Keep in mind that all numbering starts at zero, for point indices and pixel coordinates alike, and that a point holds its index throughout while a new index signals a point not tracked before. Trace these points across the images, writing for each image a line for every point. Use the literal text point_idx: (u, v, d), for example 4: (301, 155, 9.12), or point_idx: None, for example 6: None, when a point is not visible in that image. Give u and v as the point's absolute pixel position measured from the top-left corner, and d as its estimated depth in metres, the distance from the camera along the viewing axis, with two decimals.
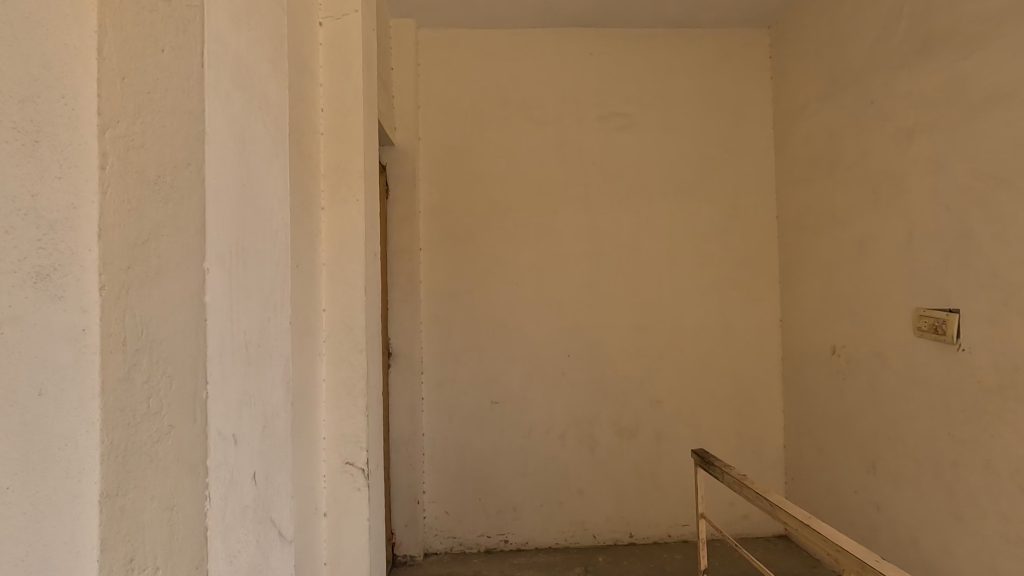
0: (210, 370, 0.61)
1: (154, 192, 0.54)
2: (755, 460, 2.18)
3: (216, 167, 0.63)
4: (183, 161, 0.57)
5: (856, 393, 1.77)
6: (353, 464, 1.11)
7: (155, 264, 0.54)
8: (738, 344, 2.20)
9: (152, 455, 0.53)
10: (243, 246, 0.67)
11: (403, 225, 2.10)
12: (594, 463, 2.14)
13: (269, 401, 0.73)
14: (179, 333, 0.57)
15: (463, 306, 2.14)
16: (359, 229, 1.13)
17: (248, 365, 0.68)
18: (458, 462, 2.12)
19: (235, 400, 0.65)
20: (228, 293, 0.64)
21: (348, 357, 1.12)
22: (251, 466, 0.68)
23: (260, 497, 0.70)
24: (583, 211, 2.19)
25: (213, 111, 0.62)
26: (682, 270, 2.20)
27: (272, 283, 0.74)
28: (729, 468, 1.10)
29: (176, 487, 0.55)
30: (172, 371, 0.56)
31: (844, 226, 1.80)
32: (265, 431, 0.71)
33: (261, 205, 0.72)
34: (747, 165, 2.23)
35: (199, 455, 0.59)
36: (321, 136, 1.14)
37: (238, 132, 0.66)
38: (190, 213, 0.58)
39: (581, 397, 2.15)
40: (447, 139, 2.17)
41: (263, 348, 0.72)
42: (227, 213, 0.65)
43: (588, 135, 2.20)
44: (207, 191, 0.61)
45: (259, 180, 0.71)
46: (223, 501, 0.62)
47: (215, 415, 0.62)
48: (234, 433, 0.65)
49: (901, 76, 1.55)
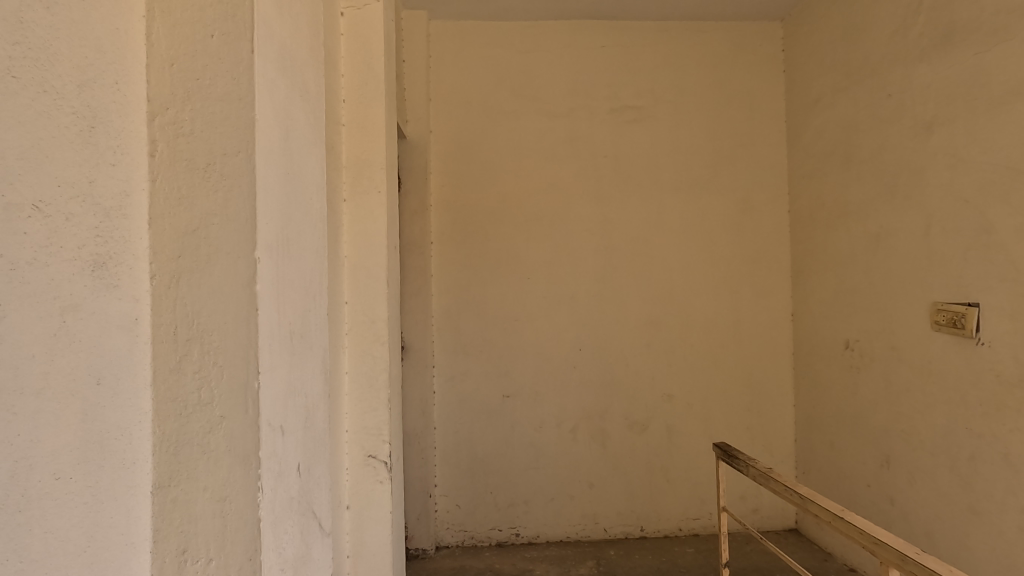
0: (262, 360, 0.60)
1: (202, 179, 0.54)
2: (766, 454, 2.18)
3: (266, 149, 0.62)
4: (232, 147, 0.56)
5: (870, 387, 1.77)
6: (376, 456, 1.11)
7: (205, 253, 0.54)
8: (749, 338, 2.20)
9: (204, 446, 0.54)
10: (287, 235, 0.67)
11: (414, 218, 2.09)
12: (605, 457, 2.14)
13: (308, 391, 0.72)
14: (230, 323, 0.56)
15: (474, 300, 2.14)
16: (381, 221, 1.13)
17: (292, 356, 0.68)
18: (469, 456, 2.12)
19: (283, 391, 0.65)
20: (275, 283, 0.64)
21: (369, 350, 1.12)
22: (293, 457, 0.68)
23: (303, 490, 0.70)
24: (594, 204, 2.18)
25: (263, 93, 0.61)
26: (693, 264, 2.19)
27: (308, 271, 0.73)
28: (753, 461, 1.10)
29: (229, 479, 0.55)
30: (223, 362, 0.55)
31: (859, 219, 1.80)
32: (307, 423, 0.72)
33: (299, 194, 0.71)
34: (759, 158, 2.22)
35: (253, 447, 0.58)
36: (344, 128, 1.13)
37: (283, 119, 0.66)
38: (242, 197, 0.57)
39: (592, 390, 2.15)
40: (458, 131, 2.16)
41: (305, 339, 0.72)
42: (271, 201, 0.63)
43: (600, 128, 2.19)
44: (258, 175, 0.59)
45: (295, 166, 0.70)
46: (273, 496, 0.62)
47: (267, 407, 0.61)
48: (281, 424, 0.65)
49: (919, 69, 1.54)
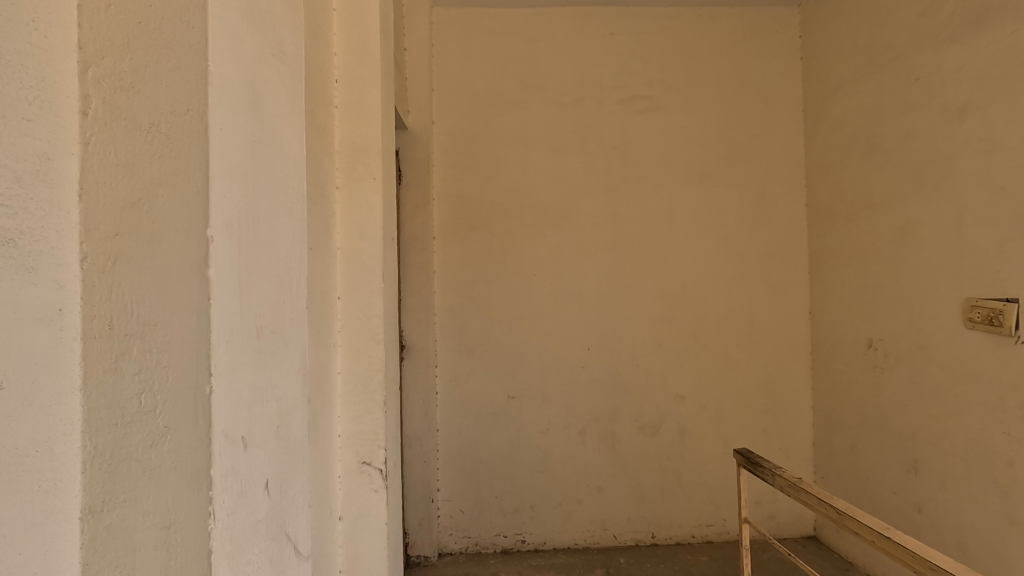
0: (216, 359, 0.54)
1: (148, 143, 0.48)
2: (783, 458, 2.09)
3: (223, 105, 0.55)
4: (184, 106, 0.51)
5: (895, 388, 1.67)
6: (370, 463, 1.03)
7: (147, 236, 0.47)
8: (765, 336, 2.11)
9: (145, 464, 0.46)
10: (254, 216, 0.60)
11: (416, 212, 2.00)
12: (614, 461, 2.06)
13: (283, 394, 0.65)
14: (177, 313, 0.50)
15: (479, 297, 2.06)
16: (377, 211, 1.05)
17: (261, 355, 0.61)
18: (473, 459, 2.04)
19: (248, 395, 0.58)
20: (238, 269, 0.57)
21: (363, 348, 1.04)
22: (262, 471, 0.61)
23: (274, 510, 0.62)
24: (603, 197, 2.10)
25: (220, 43, 0.55)
26: (707, 259, 2.11)
27: (280, 259, 0.65)
28: (780, 470, 1.02)
29: (176, 500, 0.49)
30: (168, 360, 0.49)
31: (884, 211, 1.71)
32: (280, 433, 0.64)
33: (273, 170, 0.64)
34: (776, 149, 2.13)
35: (204, 465, 0.52)
36: (337, 110, 1.05)
37: (250, 79, 0.60)
38: (195, 163, 0.52)
39: (601, 391, 2.06)
40: (462, 122, 2.08)
41: (278, 335, 0.64)
42: (235, 180, 0.57)
43: (609, 118, 2.11)
44: (212, 139, 0.54)
45: (263, 138, 0.62)
46: (232, 521, 0.55)
47: (222, 414, 0.54)
48: (244, 435, 0.58)
49: (951, 50, 1.45)
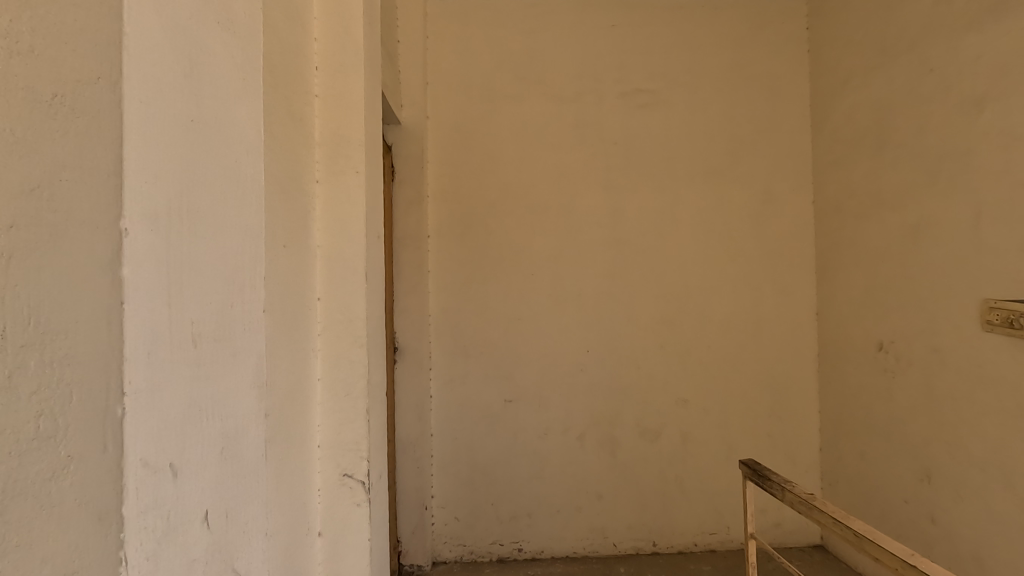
0: (128, 373, 0.50)
1: (47, 118, 0.42)
2: (789, 464, 2.02)
3: (144, 79, 0.51)
4: (92, 73, 0.47)
5: (908, 393, 1.61)
6: (352, 476, 0.97)
7: (46, 232, 0.42)
8: (770, 338, 2.04)
9: (42, 501, 0.41)
10: (188, 210, 0.55)
11: (409, 209, 1.94)
12: (615, 467, 1.99)
13: (236, 410, 0.59)
14: (78, 314, 0.45)
15: (474, 297, 2.00)
16: (360, 206, 0.99)
17: (199, 368, 0.56)
18: (469, 465, 1.97)
19: (177, 416, 0.54)
20: (164, 271, 0.53)
21: (345, 353, 0.97)
22: (200, 500, 0.55)
23: (214, 543, 0.57)
24: (603, 195, 2.03)
25: (140, 9, 0.51)
26: (710, 258, 2.04)
27: (230, 259, 0.59)
28: (791, 485, 0.95)
29: (77, 543, 0.44)
30: (67, 376, 0.44)
31: (896, 209, 1.64)
32: (227, 455, 0.58)
33: (216, 155, 0.58)
34: (782, 145, 2.06)
35: (112, 503, 0.48)
36: (316, 99, 0.99)
37: (184, 50, 0.55)
38: (99, 140, 0.48)
39: (601, 395, 2.00)
40: (457, 117, 2.02)
41: (227, 344, 0.58)
42: (160, 167, 0.53)
43: (610, 114, 2.04)
44: (126, 119, 0.50)
45: (205, 128, 0.57)
46: (151, 560, 0.50)
47: (139, 443, 0.51)
48: (171, 461, 0.53)
49: (967, 40, 1.38)
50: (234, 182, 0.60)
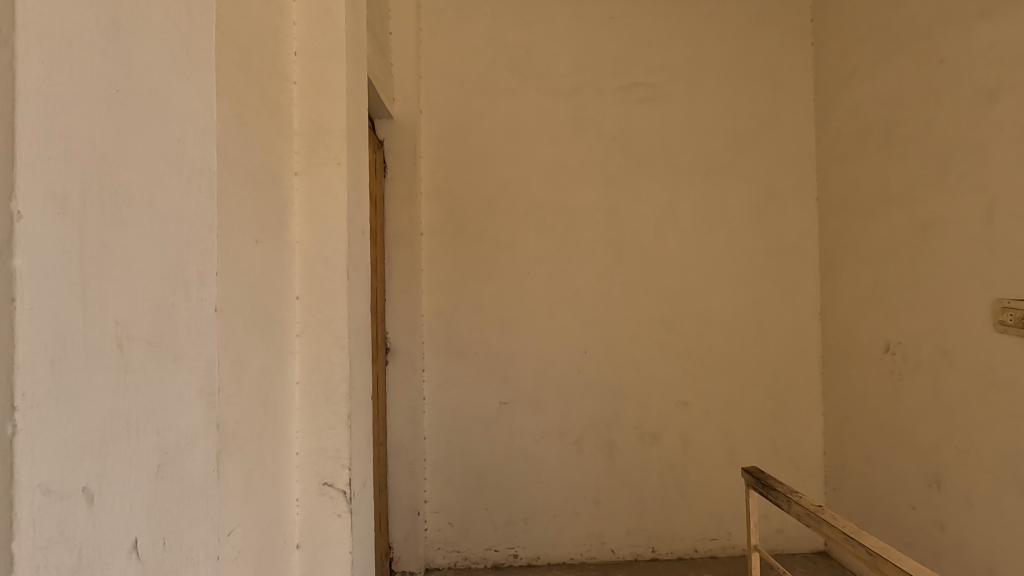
0: (26, 373, 0.39)
1: None
2: (792, 469, 1.96)
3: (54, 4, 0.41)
4: None
5: (916, 396, 1.55)
6: (333, 485, 0.92)
7: None
8: (773, 339, 1.98)
9: None
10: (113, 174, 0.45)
11: (402, 206, 1.88)
12: (613, 471, 1.94)
13: (182, 419, 0.50)
14: None
15: (469, 297, 1.94)
16: (342, 199, 0.93)
17: (127, 370, 0.45)
18: (463, 469, 1.92)
19: (99, 427, 0.43)
20: (76, 248, 0.42)
21: (325, 355, 0.92)
22: (128, 529, 0.45)
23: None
24: (601, 191, 1.98)
25: None
26: (711, 257, 1.99)
27: (168, 238, 0.49)
28: (799, 497, 0.89)
29: None
30: None
31: (904, 205, 1.59)
32: (163, 475, 0.48)
33: (156, 111, 0.48)
34: (785, 141, 2.00)
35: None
36: (296, 86, 0.94)
37: None
38: None
39: (599, 397, 1.94)
40: (452, 112, 1.97)
41: (164, 340, 0.49)
42: (76, 116, 0.43)
43: (608, 108, 1.99)
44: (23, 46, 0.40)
45: (152, 83, 0.48)
46: None
47: (40, 464, 0.39)
48: (89, 485, 0.42)
49: (980, 28, 1.33)
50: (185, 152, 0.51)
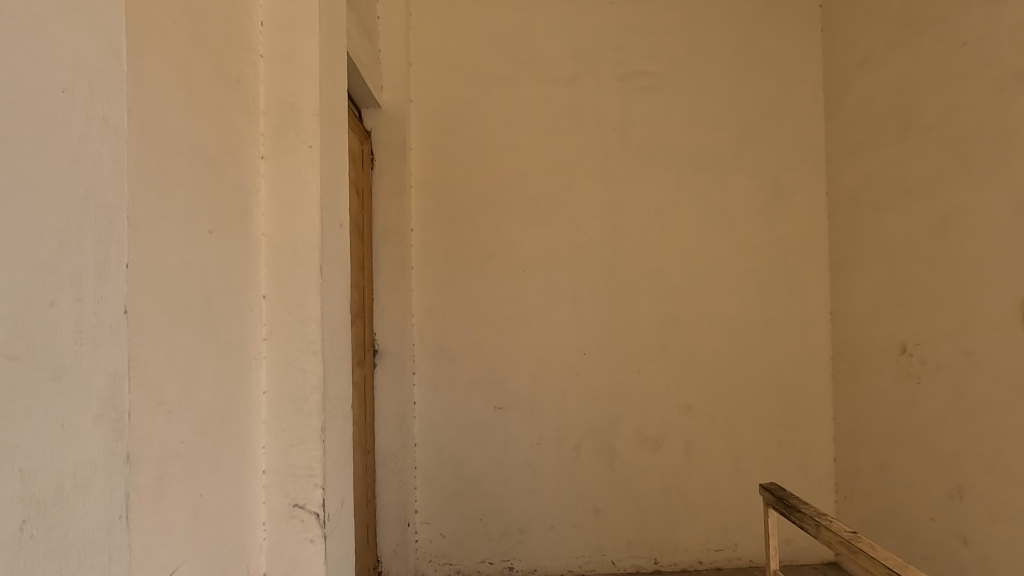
0: None
1: None
2: (801, 476, 1.87)
3: None
4: None
5: (935, 400, 1.46)
6: (304, 507, 0.82)
7: None
8: (780, 340, 1.89)
9: None
10: None
11: (390, 200, 1.78)
12: (613, 479, 1.84)
13: (67, 446, 0.37)
14: None
15: (461, 296, 1.85)
16: (315, 187, 0.83)
17: None
18: (456, 477, 1.82)
19: None
20: None
21: (295, 361, 0.82)
22: None
23: None
24: (601, 185, 1.88)
25: None
26: (715, 254, 1.89)
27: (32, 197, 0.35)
28: (830, 523, 0.80)
29: None
30: None
31: (923, 199, 1.50)
32: (28, 527, 0.34)
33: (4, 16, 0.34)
34: (792, 132, 1.91)
35: None
36: (262, 61, 0.84)
37: None
38: None
39: (598, 401, 1.85)
40: (443, 102, 1.87)
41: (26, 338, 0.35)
42: None
43: (608, 98, 1.89)
44: None
45: None
46: None
47: None
48: None
49: (1008, 7, 1.24)
50: (82, 91, 0.39)
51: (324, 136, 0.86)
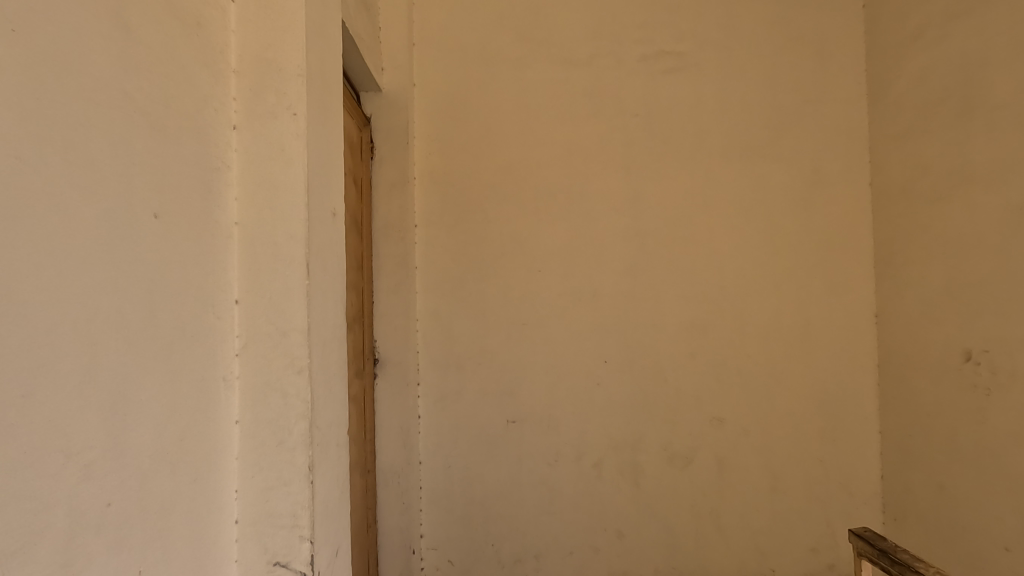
0: None
1: None
2: (844, 495, 1.71)
3: None
4: None
5: (1008, 414, 1.30)
6: (287, 566, 0.65)
7: None
8: (820, 345, 1.72)
9: None
10: None
11: (392, 193, 1.62)
12: (638, 500, 1.68)
13: None
14: None
15: (471, 299, 1.68)
16: (300, 164, 0.67)
17: None
18: (465, 498, 1.66)
19: None
20: None
21: (276, 381, 0.66)
22: None
23: None
24: (623, 176, 1.71)
25: None
26: (749, 251, 1.72)
27: None
28: None
29: None
30: None
31: (992, 187, 1.33)
32: None
33: None
34: (832, 117, 1.74)
35: None
36: (234, 7, 0.68)
37: None
38: None
39: (622, 413, 1.68)
40: (450, 85, 1.70)
41: None
42: None
43: (630, 81, 1.73)
44: None
45: None
46: None
47: None
48: None
49: None
50: None
51: (312, 103, 0.70)
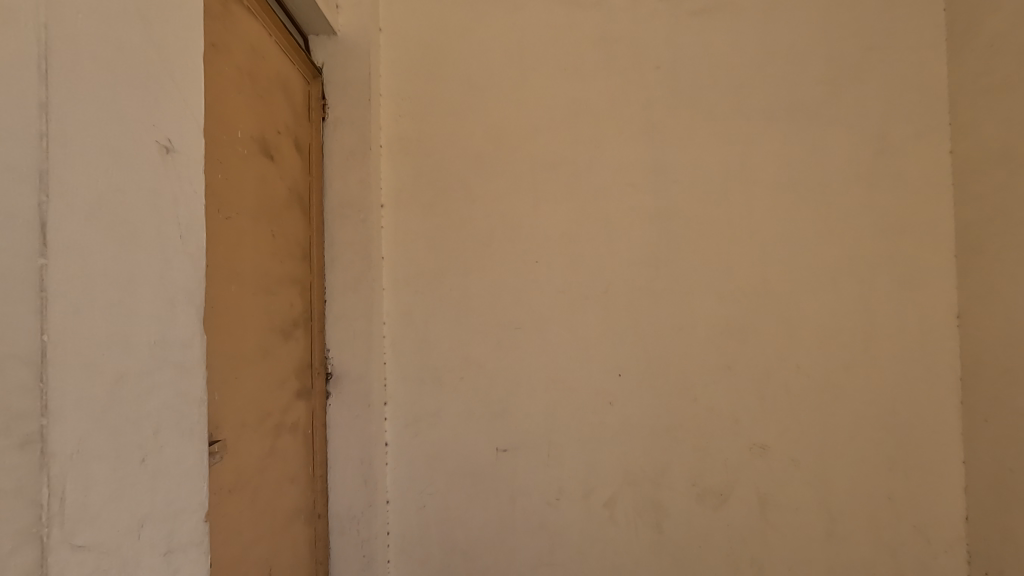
0: None
1: None
2: (919, 541, 1.36)
3: None
4: None
5: None
6: None
7: None
8: (888, 354, 1.38)
9: None
10: None
11: (351, 164, 1.28)
12: (661, 548, 1.34)
13: None
14: None
15: (450, 297, 1.34)
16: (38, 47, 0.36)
17: None
18: (444, 546, 1.32)
19: None
20: None
21: None
22: None
23: None
24: (642, 143, 1.37)
25: None
26: (799, 235, 1.38)
27: None
28: None
29: None
30: None
31: None
32: None
33: None
34: (903, 68, 1.39)
35: None
36: None
37: None
38: None
39: (640, 440, 1.34)
40: (425, 31, 1.37)
41: None
42: None
43: (651, 24, 1.38)
44: None
45: None
46: None
47: None
48: None
49: None
50: None
51: None
